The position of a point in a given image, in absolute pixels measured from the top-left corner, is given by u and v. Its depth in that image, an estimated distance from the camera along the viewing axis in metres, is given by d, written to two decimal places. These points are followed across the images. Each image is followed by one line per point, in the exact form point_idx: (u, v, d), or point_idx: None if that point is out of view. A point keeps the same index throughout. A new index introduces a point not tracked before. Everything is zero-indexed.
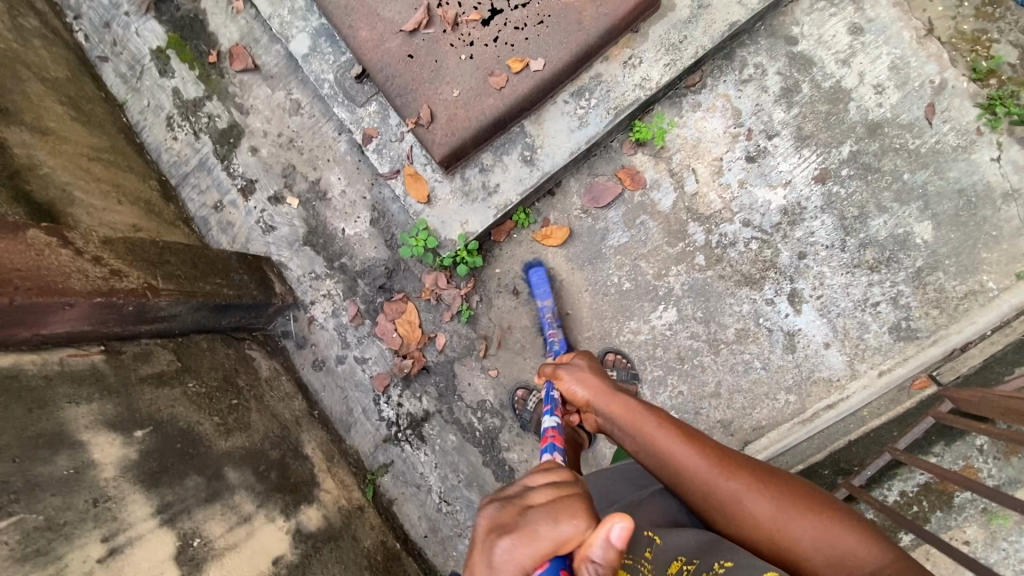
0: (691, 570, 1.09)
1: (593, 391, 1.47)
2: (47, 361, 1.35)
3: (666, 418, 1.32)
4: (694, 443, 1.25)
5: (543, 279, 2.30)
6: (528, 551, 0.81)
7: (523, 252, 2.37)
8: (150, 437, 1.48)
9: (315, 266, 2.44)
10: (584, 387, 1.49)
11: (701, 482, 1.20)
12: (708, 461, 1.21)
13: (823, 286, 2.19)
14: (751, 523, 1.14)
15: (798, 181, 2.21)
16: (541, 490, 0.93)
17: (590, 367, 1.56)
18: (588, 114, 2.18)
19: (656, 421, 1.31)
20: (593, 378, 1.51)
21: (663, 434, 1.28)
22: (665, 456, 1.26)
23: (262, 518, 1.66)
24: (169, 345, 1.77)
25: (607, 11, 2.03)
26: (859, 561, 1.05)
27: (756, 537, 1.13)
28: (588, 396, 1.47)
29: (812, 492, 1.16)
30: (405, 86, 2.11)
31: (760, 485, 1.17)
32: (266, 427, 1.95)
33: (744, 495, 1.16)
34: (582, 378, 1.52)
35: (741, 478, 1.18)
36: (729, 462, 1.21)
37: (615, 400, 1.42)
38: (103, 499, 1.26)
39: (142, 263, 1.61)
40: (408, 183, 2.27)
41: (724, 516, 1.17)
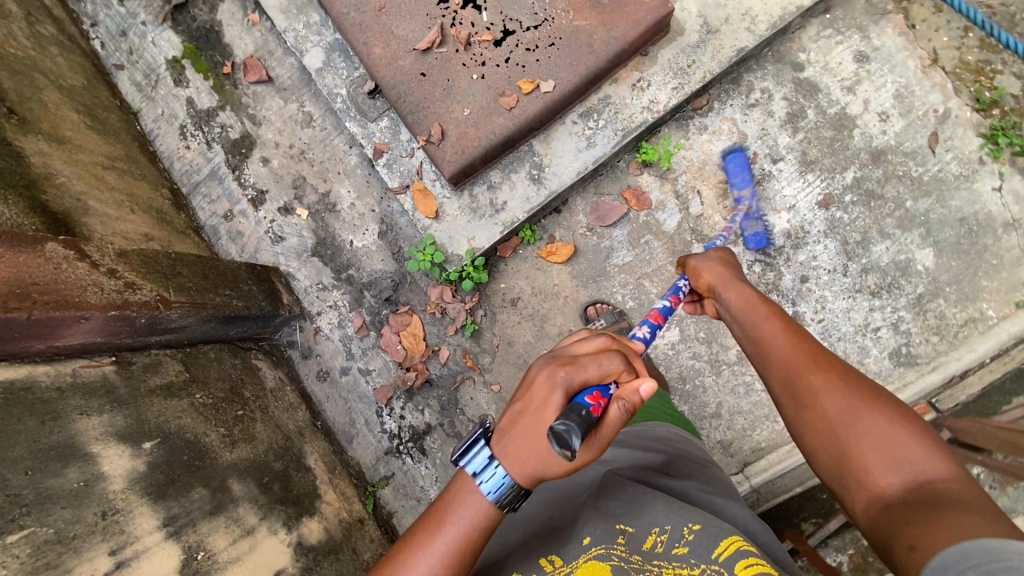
0: (664, 542, 1.15)
1: (717, 276, 1.54)
2: (59, 373, 1.37)
3: (779, 311, 1.37)
4: (794, 338, 1.31)
5: (741, 166, 2.21)
6: (581, 374, 1.12)
7: (528, 269, 2.40)
8: (158, 448, 1.50)
9: (322, 277, 2.46)
10: (710, 274, 1.56)
11: (787, 369, 1.27)
12: (802, 353, 1.27)
13: (825, 310, 2.21)
14: (821, 414, 1.19)
15: (802, 205, 2.24)
16: (588, 345, 1.20)
17: (722, 258, 1.60)
18: (596, 135, 2.21)
19: (769, 313, 1.38)
20: (724, 269, 1.56)
21: (768, 326, 1.36)
22: (762, 342, 1.35)
23: (265, 531, 1.68)
24: (178, 355, 1.79)
25: (618, 35, 2.06)
26: (925, 472, 1.06)
27: (819, 429, 1.18)
28: (711, 280, 1.54)
29: (899, 403, 1.15)
30: (417, 104, 2.15)
31: (847, 384, 1.19)
32: (270, 438, 1.97)
33: (823, 389, 1.20)
34: (709, 265, 1.58)
35: (827, 374, 1.21)
36: (824, 360, 1.24)
37: (735, 288, 1.48)
38: (111, 512, 1.28)
39: (155, 275, 1.63)
40: (417, 199, 2.30)
41: (795, 401, 1.24)
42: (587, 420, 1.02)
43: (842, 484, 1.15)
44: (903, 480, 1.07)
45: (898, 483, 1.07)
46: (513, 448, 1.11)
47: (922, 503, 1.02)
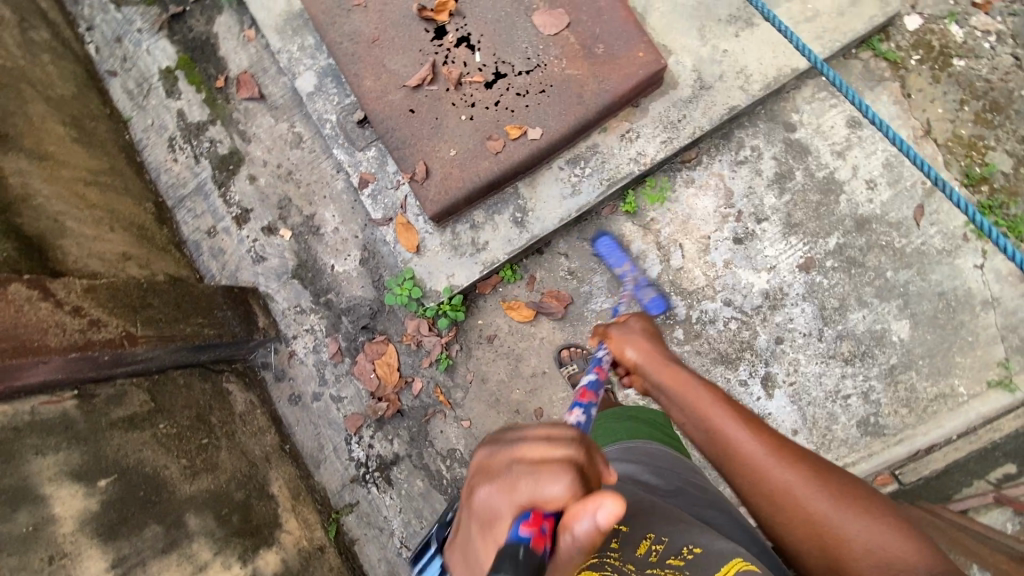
0: (658, 551, 1.10)
1: (645, 355, 1.53)
2: (18, 412, 1.40)
3: (724, 398, 1.34)
4: (749, 426, 1.26)
5: (612, 248, 2.29)
6: (511, 498, 0.84)
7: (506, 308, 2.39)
8: (114, 485, 1.52)
9: (301, 300, 2.47)
10: (635, 348, 1.56)
11: (748, 462, 1.20)
12: (761, 446, 1.21)
13: (797, 373, 2.22)
14: (803, 515, 1.12)
15: (782, 267, 2.24)
16: (532, 444, 0.89)
17: (646, 332, 1.62)
18: (582, 182, 2.20)
19: (714, 399, 1.33)
20: (647, 343, 1.57)
21: (721, 415, 1.29)
22: (716, 433, 1.28)
23: (218, 566, 1.70)
24: (144, 384, 1.80)
25: (608, 87, 2.05)
26: (920, 571, 1.02)
27: (802, 529, 1.12)
28: (638, 359, 1.54)
29: (867, 492, 1.14)
30: (404, 140, 2.15)
31: (816, 479, 1.15)
32: (234, 466, 1.99)
33: (796, 486, 1.14)
34: (635, 340, 1.58)
35: (794, 468, 1.17)
36: (783, 450, 1.20)
37: (667, 368, 1.47)
38: (59, 556, 1.31)
39: (123, 309, 1.65)
40: (399, 232, 2.32)
41: (771, 502, 1.16)
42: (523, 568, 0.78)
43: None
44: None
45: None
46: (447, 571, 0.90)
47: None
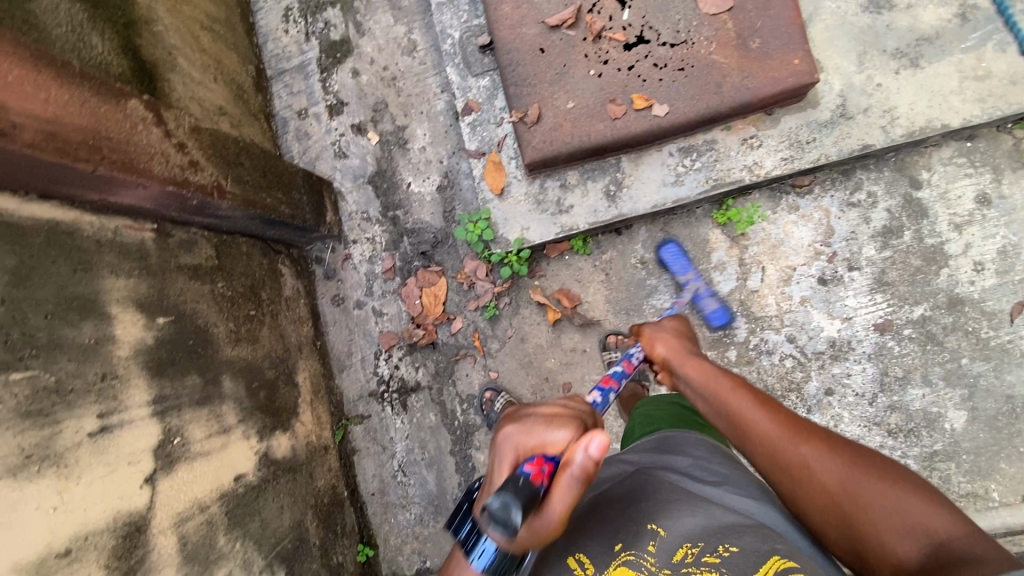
0: (694, 552, 1.04)
1: (671, 351, 1.71)
2: (102, 227, 1.37)
3: (744, 385, 1.49)
4: (767, 409, 1.41)
5: (676, 257, 2.25)
6: (524, 438, 1.09)
7: (535, 296, 2.35)
8: (169, 326, 1.52)
9: (370, 208, 2.45)
10: (665, 347, 1.73)
11: (766, 440, 1.35)
12: (779, 424, 1.36)
13: (835, 428, 2.17)
14: (822, 488, 1.22)
15: (858, 321, 2.16)
16: (548, 407, 1.18)
17: (676, 333, 1.79)
18: (687, 175, 2.11)
19: (732, 383, 1.50)
20: (680, 343, 1.74)
21: (739, 398, 1.45)
22: (737, 416, 1.43)
23: (239, 434, 1.71)
24: (213, 240, 1.79)
25: (751, 85, 1.94)
26: (934, 531, 1.07)
27: (821, 501, 1.22)
28: (665, 355, 1.71)
29: (894, 467, 1.20)
30: (525, 78, 2.06)
31: (836, 453, 1.26)
32: (271, 345, 2.00)
33: (815, 460, 1.26)
34: (664, 337, 1.78)
35: (812, 443, 1.29)
36: (798, 427, 1.35)
37: (691, 363, 1.64)
38: (110, 376, 1.30)
39: (220, 160, 1.62)
40: (488, 170, 2.24)
41: (793, 480, 1.28)
42: (523, 489, 0.95)
43: (863, 558, 1.15)
44: (915, 544, 1.07)
45: (911, 544, 1.08)
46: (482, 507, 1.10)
47: (937, 560, 1.02)
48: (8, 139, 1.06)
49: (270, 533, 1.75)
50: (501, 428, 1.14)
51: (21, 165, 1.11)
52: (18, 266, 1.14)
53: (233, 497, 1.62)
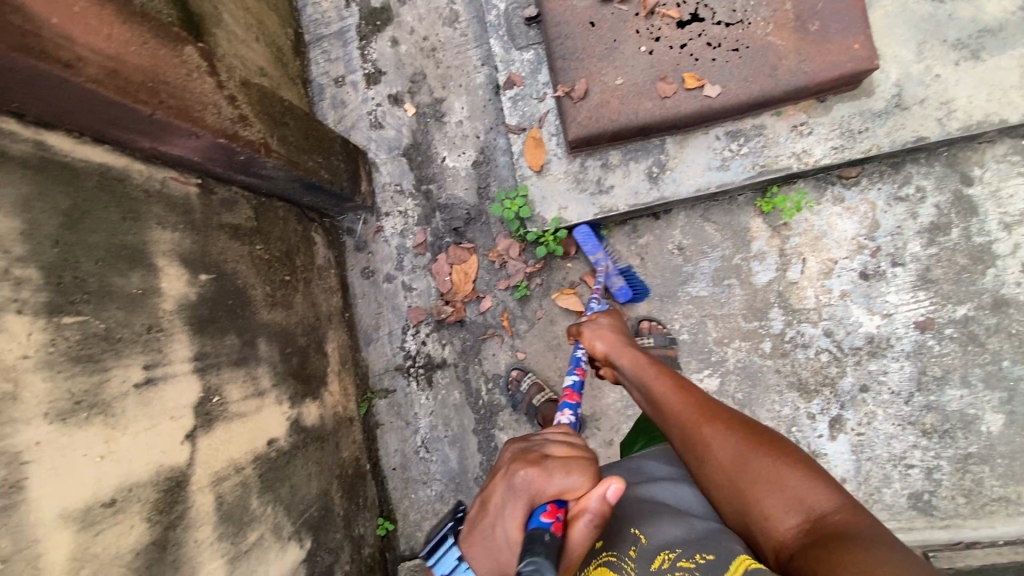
0: (670, 557, 1.09)
1: (610, 344, 1.59)
2: (150, 177, 1.34)
3: (668, 371, 1.40)
4: (681, 393, 1.30)
5: (587, 238, 2.21)
6: (541, 487, 1.09)
7: (557, 296, 2.32)
8: (211, 283, 1.49)
9: (403, 181, 2.41)
10: (603, 342, 1.60)
11: (678, 423, 1.25)
12: (690, 407, 1.25)
13: (868, 425, 2.14)
14: (720, 467, 1.14)
15: (898, 318, 2.12)
16: (556, 447, 1.20)
17: (613, 326, 1.66)
18: (734, 160, 2.07)
19: (660, 371, 1.40)
20: (616, 336, 1.61)
21: (660, 383, 1.36)
22: (657, 401, 1.33)
23: (273, 398, 1.69)
24: (252, 201, 1.75)
25: (807, 69, 1.89)
26: (817, 509, 1.02)
27: (717, 481, 1.13)
28: (606, 350, 1.58)
29: (789, 446, 1.13)
30: (573, 52, 2.01)
31: (736, 430, 1.17)
32: (304, 312, 1.97)
33: (714, 439, 1.17)
34: (603, 334, 1.63)
35: (714, 424, 1.19)
36: (708, 408, 1.24)
37: (628, 354, 1.52)
38: (156, 328, 1.27)
39: (267, 118, 1.58)
40: (527, 147, 2.18)
41: (696, 460, 1.18)
42: (551, 548, 1.00)
43: (748, 533, 1.08)
44: (797, 522, 1.01)
45: (796, 521, 1.02)
46: (481, 549, 1.12)
47: (819, 542, 0.95)
48: (71, 70, 1.04)
49: (299, 499, 1.73)
50: (515, 471, 1.13)
51: (81, 101, 1.08)
52: (72, 207, 1.11)
53: (266, 461, 1.60)
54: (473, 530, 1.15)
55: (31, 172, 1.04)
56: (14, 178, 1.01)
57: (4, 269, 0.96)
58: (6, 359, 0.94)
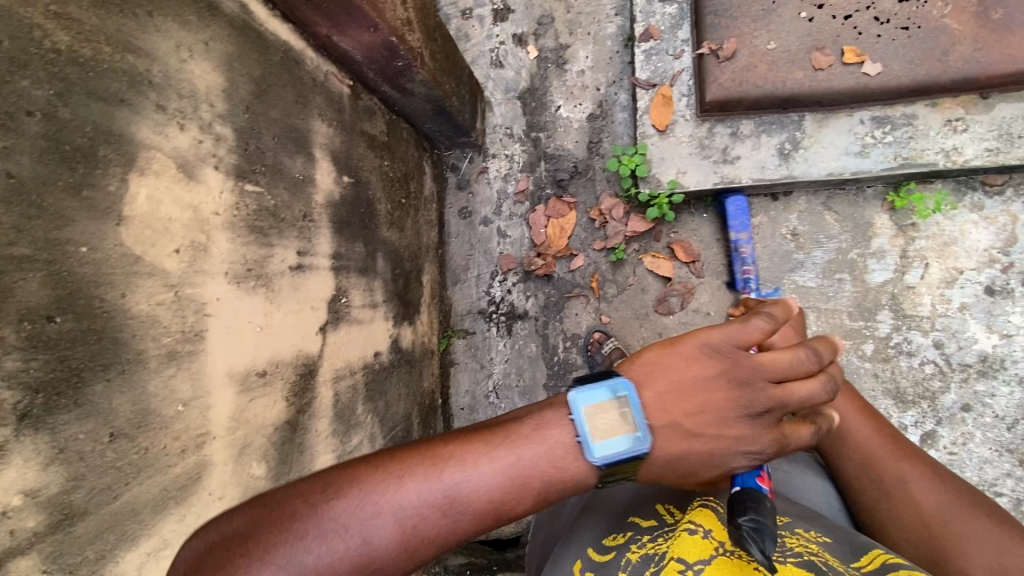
0: (783, 522, 1.08)
1: None
2: (317, 67, 1.33)
3: (848, 388, 1.35)
4: (871, 422, 1.28)
5: (741, 211, 2.13)
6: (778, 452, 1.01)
7: (647, 260, 2.26)
8: (350, 187, 1.49)
9: (515, 125, 2.37)
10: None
11: (866, 454, 1.24)
12: (882, 438, 1.25)
13: (963, 446, 2.03)
14: (916, 510, 1.15)
15: (1019, 340, 2.00)
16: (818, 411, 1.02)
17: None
18: (874, 147, 1.95)
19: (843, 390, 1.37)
20: None
21: (844, 403, 1.30)
22: (839, 421, 1.28)
23: (382, 313, 1.70)
24: (387, 116, 1.74)
25: (982, 59, 1.76)
26: None
27: (907, 519, 1.16)
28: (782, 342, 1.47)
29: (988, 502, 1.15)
30: (728, 9, 1.92)
31: (938, 479, 1.18)
32: (411, 237, 1.97)
33: (914, 481, 1.18)
34: None
35: (911, 463, 1.21)
36: (902, 445, 1.25)
37: None
38: (308, 219, 1.26)
39: (424, 29, 1.56)
40: (654, 104, 2.11)
41: (884, 497, 1.19)
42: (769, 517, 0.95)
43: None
44: None
45: None
46: (672, 457, 0.97)
47: None
48: None
49: (390, 415, 1.76)
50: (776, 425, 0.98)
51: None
52: (260, 77, 1.10)
53: (371, 371, 1.62)
54: (678, 432, 0.96)
55: (235, 33, 1.03)
56: (221, 34, 1.00)
57: (209, 122, 0.95)
58: (204, 211, 0.94)
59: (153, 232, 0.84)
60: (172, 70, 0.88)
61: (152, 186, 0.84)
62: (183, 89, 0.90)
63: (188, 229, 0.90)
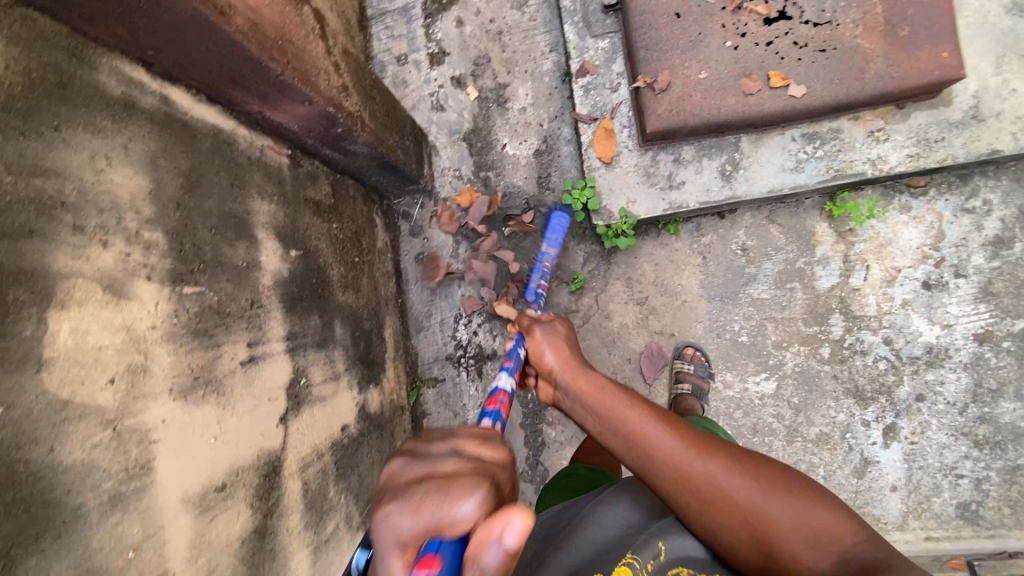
0: None
1: (562, 359, 1.47)
2: (252, 144, 1.26)
3: (639, 397, 1.26)
4: (668, 427, 1.18)
5: (560, 227, 2.17)
6: (409, 524, 0.71)
7: (607, 288, 2.27)
8: (300, 260, 1.41)
9: (462, 166, 2.35)
10: (556, 356, 1.49)
11: (671, 463, 1.12)
12: (681, 444, 1.14)
13: (922, 434, 2.13)
14: (731, 508, 1.05)
15: (958, 329, 2.13)
16: (449, 454, 0.81)
17: (569, 341, 1.56)
18: (808, 162, 2.05)
19: (631, 402, 1.25)
20: (564, 348, 1.51)
21: (636, 415, 1.22)
22: (639, 440, 1.17)
23: (346, 382, 1.62)
24: (330, 177, 1.68)
25: (895, 74, 1.87)
26: (840, 540, 0.99)
27: (734, 523, 1.04)
28: (556, 364, 1.47)
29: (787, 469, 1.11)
30: (656, 43, 1.98)
31: (740, 465, 1.10)
32: (368, 294, 1.90)
33: (721, 477, 1.08)
34: (553, 343, 1.53)
35: (717, 458, 1.11)
36: (702, 443, 1.14)
37: (583, 374, 1.39)
38: (257, 305, 1.18)
39: (360, 89, 1.52)
40: (598, 137, 2.14)
41: (702, 503, 1.07)
42: None
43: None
44: (827, 555, 0.98)
45: (826, 557, 0.98)
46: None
47: None
48: (224, 18, 0.97)
49: (364, 488, 1.66)
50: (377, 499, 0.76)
51: (223, 52, 1.02)
52: (190, 169, 1.03)
53: (340, 448, 1.53)
54: None
55: (157, 128, 0.97)
56: (142, 133, 0.94)
57: (136, 231, 0.89)
58: (138, 329, 0.87)
59: (81, 367, 0.77)
60: (89, 183, 0.83)
61: (75, 318, 0.78)
62: (102, 203, 0.84)
63: (121, 353, 0.84)
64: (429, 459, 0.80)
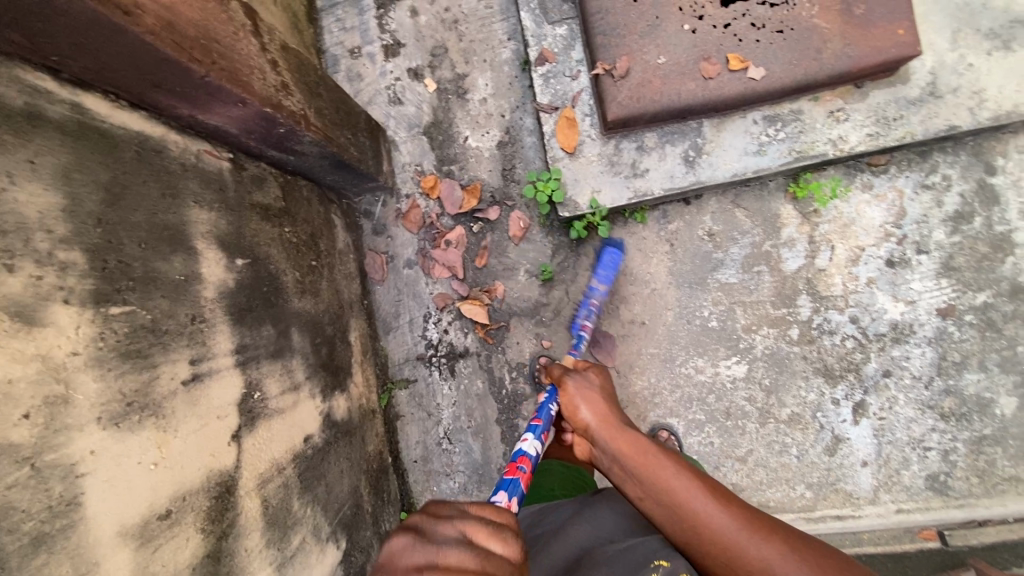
0: None
1: (596, 414, 1.42)
2: (186, 150, 1.20)
3: (683, 464, 1.24)
4: (717, 501, 1.16)
5: (611, 264, 2.12)
6: None
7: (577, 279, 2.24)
8: (248, 269, 1.34)
9: (424, 160, 2.29)
10: (590, 410, 1.44)
11: (722, 543, 1.10)
12: (735, 521, 1.12)
13: (890, 409, 2.17)
14: None
15: (921, 305, 2.16)
16: (460, 551, 0.80)
17: (605, 391, 1.50)
18: (770, 144, 2.04)
19: (676, 468, 1.22)
20: (601, 403, 1.45)
21: (679, 484, 1.19)
22: (687, 513, 1.15)
23: (307, 392, 1.57)
24: (280, 179, 1.61)
25: (852, 53, 1.86)
26: None
27: None
28: (590, 419, 1.42)
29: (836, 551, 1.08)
30: (614, 28, 1.94)
31: (793, 549, 1.07)
32: (329, 298, 1.85)
33: (775, 561, 1.06)
34: (587, 397, 1.47)
35: (769, 540, 1.09)
36: (755, 524, 1.12)
37: (622, 433, 1.35)
38: (198, 320, 1.12)
39: (303, 86, 1.46)
40: (560, 126, 2.10)
41: None
42: None
43: None
44: None
45: None
46: None
47: None
48: (129, 18, 0.91)
49: (333, 498, 1.63)
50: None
51: (136, 54, 0.97)
52: (111, 181, 0.98)
53: (304, 459, 1.48)
54: None
55: (69, 139, 0.92)
56: (51, 146, 0.90)
57: (47, 252, 0.86)
58: (55, 357, 0.84)
59: None
60: None
61: None
62: (6, 224, 0.81)
63: (37, 385, 0.81)
64: (446, 546, 0.81)
